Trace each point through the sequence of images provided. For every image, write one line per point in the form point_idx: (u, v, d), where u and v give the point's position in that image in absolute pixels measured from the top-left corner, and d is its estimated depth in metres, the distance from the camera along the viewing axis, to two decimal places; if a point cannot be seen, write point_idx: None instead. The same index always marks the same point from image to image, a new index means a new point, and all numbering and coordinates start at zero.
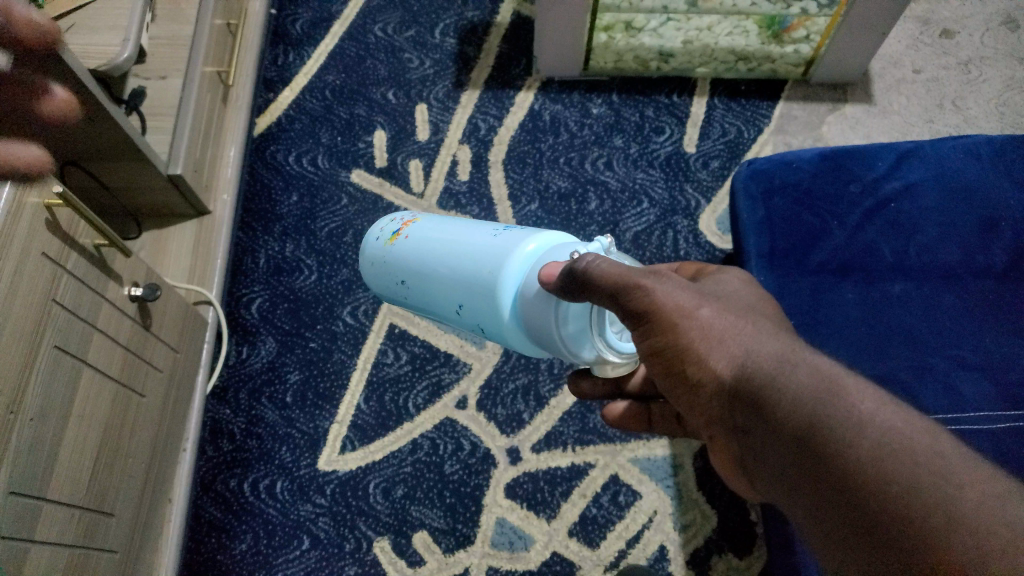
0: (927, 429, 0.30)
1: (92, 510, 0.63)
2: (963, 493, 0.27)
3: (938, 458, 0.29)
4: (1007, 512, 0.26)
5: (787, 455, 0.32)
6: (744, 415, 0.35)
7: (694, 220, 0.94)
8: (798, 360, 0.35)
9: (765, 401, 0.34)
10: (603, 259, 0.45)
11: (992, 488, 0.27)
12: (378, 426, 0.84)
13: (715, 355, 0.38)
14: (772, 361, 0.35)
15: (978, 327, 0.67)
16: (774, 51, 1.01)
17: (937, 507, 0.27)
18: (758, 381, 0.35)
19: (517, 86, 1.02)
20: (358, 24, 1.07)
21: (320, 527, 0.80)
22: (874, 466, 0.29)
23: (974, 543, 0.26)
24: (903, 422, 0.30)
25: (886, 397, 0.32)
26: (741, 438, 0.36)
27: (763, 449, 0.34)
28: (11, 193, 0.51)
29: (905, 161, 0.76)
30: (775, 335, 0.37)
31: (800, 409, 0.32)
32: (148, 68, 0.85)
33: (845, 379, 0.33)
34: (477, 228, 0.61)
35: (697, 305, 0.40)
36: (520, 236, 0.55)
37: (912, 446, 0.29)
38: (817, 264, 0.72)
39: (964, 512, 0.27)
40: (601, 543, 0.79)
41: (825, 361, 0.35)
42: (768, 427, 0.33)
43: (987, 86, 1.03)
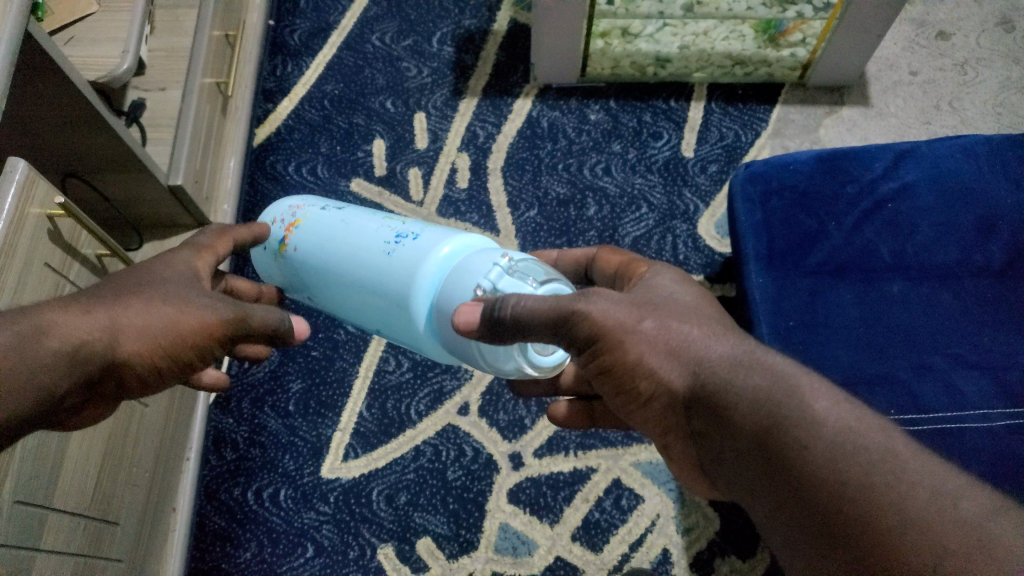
0: (881, 428, 0.36)
1: (98, 519, 0.64)
2: (916, 493, 0.32)
3: (892, 455, 0.34)
4: (959, 509, 0.32)
5: (748, 454, 0.38)
6: (703, 421, 0.41)
7: (693, 225, 0.95)
8: (753, 365, 0.40)
9: (722, 406, 0.40)
10: (525, 302, 0.41)
11: (943, 484, 0.33)
12: (380, 433, 0.85)
13: (670, 370, 0.43)
14: (727, 366, 0.41)
15: (977, 326, 0.67)
16: (771, 55, 1.02)
17: (893, 508, 0.32)
18: (711, 387, 0.41)
19: (515, 94, 1.03)
20: (356, 34, 1.07)
21: (323, 535, 0.80)
22: (830, 468, 0.34)
23: (931, 541, 0.31)
24: (857, 420, 0.36)
25: (840, 395, 0.38)
26: (706, 441, 0.42)
27: (732, 452, 0.40)
28: (12, 205, 0.51)
29: (901, 162, 0.76)
30: (727, 338, 0.43)
31: (757, 414, 0.38)
32: (148, 79, 0.87)
33: (801, 378, 0.39)
34: (367, 238, 0.55)
35: (639, 319, 0.44)
36: (415, 257, 0.50)
37: (863, 445, 0.35)
38: (815, 265, 0.72)
39: (916, 510, 0.32)
40: (604, 548, 0.79)
41: (782, 362, 0.40)
42: (727, 432, 0.39)
43: (984, 87, 1.03)
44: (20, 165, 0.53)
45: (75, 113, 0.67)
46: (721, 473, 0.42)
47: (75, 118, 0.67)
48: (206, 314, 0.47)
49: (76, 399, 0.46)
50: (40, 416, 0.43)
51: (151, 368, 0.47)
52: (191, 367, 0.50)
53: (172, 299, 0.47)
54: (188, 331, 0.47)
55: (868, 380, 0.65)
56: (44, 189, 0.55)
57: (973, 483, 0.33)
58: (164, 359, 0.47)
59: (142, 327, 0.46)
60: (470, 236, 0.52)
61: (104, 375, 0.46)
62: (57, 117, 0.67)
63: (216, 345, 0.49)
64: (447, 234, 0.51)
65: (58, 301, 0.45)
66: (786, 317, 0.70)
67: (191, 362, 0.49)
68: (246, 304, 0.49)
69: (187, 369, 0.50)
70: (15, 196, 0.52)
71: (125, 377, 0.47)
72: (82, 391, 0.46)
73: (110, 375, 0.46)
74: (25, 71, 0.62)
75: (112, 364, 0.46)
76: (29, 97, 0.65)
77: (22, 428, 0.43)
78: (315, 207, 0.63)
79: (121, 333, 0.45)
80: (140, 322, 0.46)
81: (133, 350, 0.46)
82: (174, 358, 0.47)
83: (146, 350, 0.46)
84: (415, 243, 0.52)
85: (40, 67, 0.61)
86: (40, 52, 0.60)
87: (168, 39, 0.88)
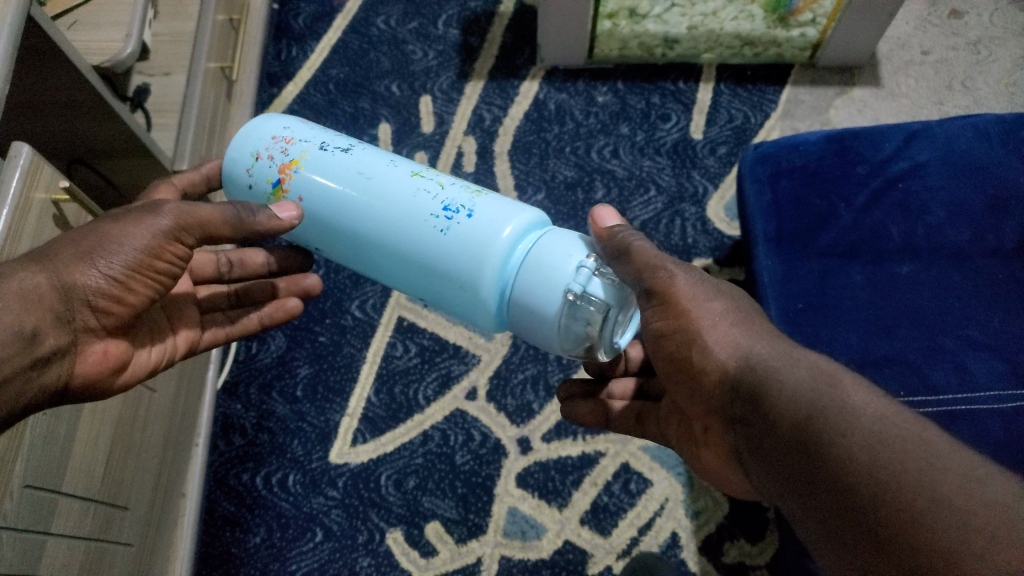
0: (915, 420, 0.36)
1: (107, 503, 0.64)
2: (944, 477, 0.32)
3: (925, 443, 0.34)
4: (981, 488, 0.32)
5: (782, 437, 0.39)
6: (746, 405, 0.43)
7: (702, 208, 0.94)
8: (796, 360, 0.42)
9: (766, 394, 0.41)
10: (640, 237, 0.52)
11: (970, 470, 0.33)
12: (389, 418, 0.84)
13: (720, 350, 0.46)
14: (776, 359, 0.42)
15: (988, 307, 0.66)
16: (780, 35, 1.00)
17: (923, 490, 0.32)
18: (761, 374, 0.42)
19: (522, 76, 1.02)
20: (360, 17, 1.06)
21: (333, 520, 0.81)
22: (863, 452, 0.35)
23: (957, 522, 0.31)
24: (892, 412, 0.36)
25: (871, 391, 0.38)
26: (743, 428, 0.43)
27: (764, 441, 0.41)
28: (18, 189, 0.51)
29: (913, 141, 0.74)
30: (775, 340, 0.45)
31: (799, 399, 0.39)
32: (151, 64, 0.86)
33: (841, 374, 0.39)
34: (410, 197, 0.54)
35: (708, 298, 0.49)
36: (504, 210, 0.53)
37: (897, 434, 0.35)
38: (825, 248, 0.71)
39: (947, 494, 0.32)
40: (613, 532, 0.79)
41: (823, 361, 0.41)
42: (766, 418, 0.40)
43: (998, 66, 1.01)
44: (24, 150, 0.52)
45: (81, 97, 0.66)
46: (757, 462, 0.42)
47: (80, 102, 0.67)
48: (138, 226, 0.50)
49: (60, 346, 0.47)
50: (23, 364, 0.45)
51: (111, 285, 0.49)
52: (154, 276, 0.51)
53: (99, 233, 0.49)
54: (112, 243, 0.49)
55: (875, 362, 0.65)
56: (48, 173, 0.55)
57: (992, 469, 0.33)
58: (121, 273, 0.49)
59: (79, 254, 0.48)
60: (527, 210, 0.53)
61: (70, 308, 0.47)
62: (61, 102, 0.67)
63: (164, 246, 0.51)
64: (510, 212, 0.52)
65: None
66: (793, 299, 0.69)
67: (149, 264, 0.50)
68: (172, 206, 0.51)
69: (154, 277, 0.51)
70: (20, 180, 0.52)
71: (91, 300, 0.48)
72: (57, 331, 0.47)
73: (76, 309, 0.48)
74: (29, 54, 0.61)
75: (68, 295, 0.47)
76: (34, 81, 0.64)
77: (12, 377, 0.44)
78: (312, 144, 0.59)
79: (59, 263, 0.47)
80: (72, 250, 0.48)
81: (82, 272, 0.47)
82: (129, 271, 0.49)
83: (92, 271, 0.48)
84: (473, 218, 0.53)
85: (43, 51, 0.60)
86: (43, 37, 0.59)
87: (170, 24, 0.87)
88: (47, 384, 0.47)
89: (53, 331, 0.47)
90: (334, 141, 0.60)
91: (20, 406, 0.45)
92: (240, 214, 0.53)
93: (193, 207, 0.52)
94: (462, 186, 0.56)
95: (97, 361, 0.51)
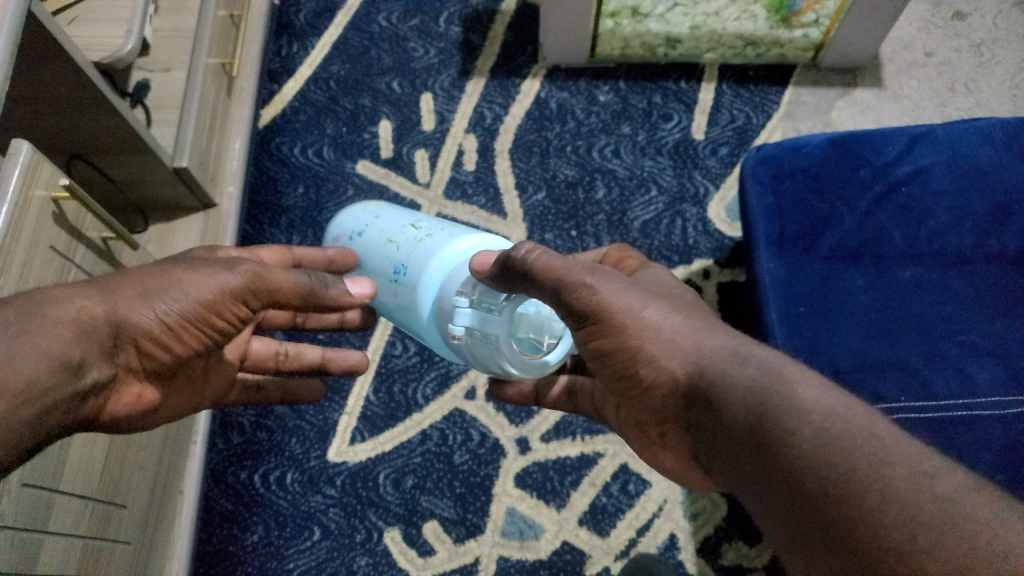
0: (867, 415, 0.34)
1: (105, 502, 0.64)
2: (894, 474, 0.31)
3: (875, 441, 0.32)
4: (933, 486, 0.30)
5: (736, 440, 0.36)
6: (700, 409, 0.40)
7: (703, 208, 0.94)
8: (748, 358, 0.39)
9: (715, 397, 0.38)
10: (538, 251, 0.47)
11: (919, 467, 0.31)
12: (388, 417, 0.84)
13: (665, 359, 0.43)
14: (724, 357, 0.40)
15: (990, 313, 0.66)
16: (783, 36, 1.00)
17: (874, 490, 0.30)
18: (707, 378, 0.40)
19: (523, 74, 1.02)
20: (362, 13, 1.06)
21: (330, 518, 0.80)
22: (814, 451, 0.33)
23: (906, 521, 0.29)
24: (844, 409, 0.35)
25: (830, 390, 0.36)
26: (700, 432, 0.41)
27: (719, 442, 0.38)
28: (18, 187, 0.51)
29: (916, 145, 0.74)
30: (720, 334, 0.43)
31: (750, 399, 0.36)
32: (152, 60, 0.86)
33: (793, 371, 0.37)
34: (381, 264, 0.61)
35: (643, 307, 0.45)
36: (425, 255, 0.56)
37: (849, 432, 0.33)
38: (827, 252, 0.71)
39: (899, 493, 0.30)
40: (612, 533, 0.79)
41: (773, 355, 0.39)
42: (718, 420, 0.38)
43: (1000, 69, 1.01)
44: (24, 147, 0.52)
45: (80, 92, 0.66)
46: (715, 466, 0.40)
47: (79, 97, 0.67)
48: (205, 276, 0.50)
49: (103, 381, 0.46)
50: (65, 395, 0.42)
51: (163, 328, 0.48)
52: (204, 330, 0.51)
53: (165, 275, 0.49)
54: (182, 288, 0.49)
55: (878, 366, 0.65)
56: (48, 170, 0.54)
57: None
58: (176, 320, 0.49)
59: (138, 291, 0.47)
60: (464, 245, 0.56)
61: (118, 342, 0.46)
62: (60, 99, 0.67)
63: (229, 302, 0.51)
64: (425, 259, 0.56)
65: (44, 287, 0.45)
66: (794, 303, 0.69)
67: (210, 317, 0.51)
68: (249, 264, 0.53)
69: (207, 330, 0.51)
70: (20, 178, 0.51)
71: (139, 339, 0.48)
72: (101, 363, 0.45)
73: (124, 343, 0.47)
74: (29, 52, 0.61)
75: (119, 330, 0.46)
76: (35, 81, 0.64)
77: (55, 405, 0.41)
78: (344, 236, 0.68)
79: (118, 297, 0.46)
80: (134, 286, 0.47)
81: (139, 310, 0.47)
82: (183, 319, 0.49)
83: (149, 310, 0.47)
84: (408, 274, 0.57)
85: (43, 47, 0.60)
86: (43, 33, 0.59)
87: (171, 19, 0.87)
88: (82, 416, 0.46)
89: (98, 364, 0.45)
90: (357, 222, 0.67)
91: (57, 435, 0.43)
92: (310, 285, 0.56)
93: (264, 269, 0.53)
94: (414, 235, 0.59)
95: (120, 400, 0.50)
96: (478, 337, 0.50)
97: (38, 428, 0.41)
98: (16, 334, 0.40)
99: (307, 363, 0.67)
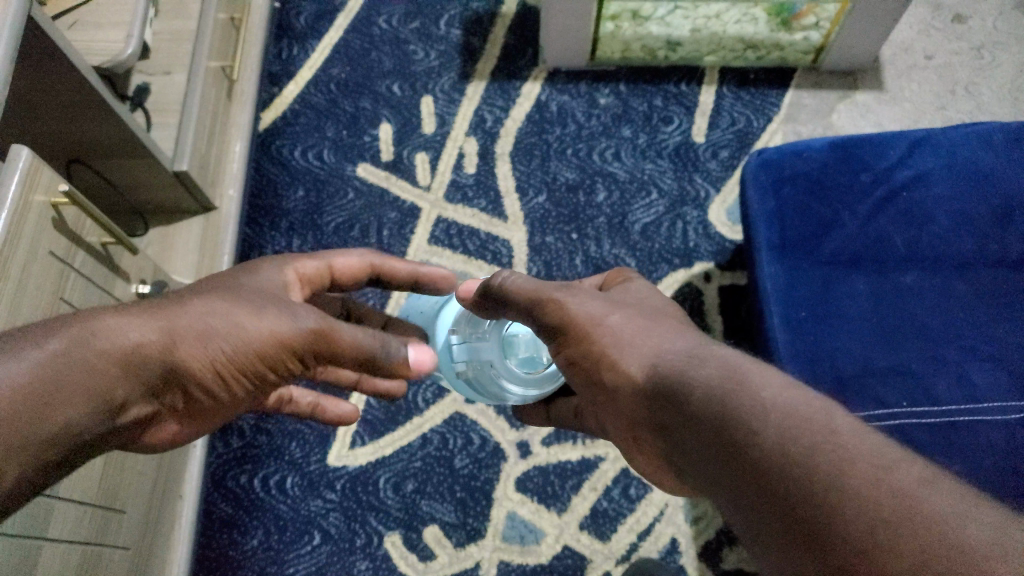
0: (826, 409, 0.33)
1: (104, 508, 0.63)
2: (853, 467, 0.29)
3: (833, 434, 0.31)
4: (891, 478, 0.28)
5: (703, 443, 0.34)
6: (663, 409, 0.38)
7: (704, 211, 0.94)
8: (707, 359, 0.38)
9: (680, 398, 0.37)
10: (513, 273, 0.53)
11: (879, 458, 0.29)
12: (388, 421, 0.84)
13: (629, 361, 0.42)
14: (684, 358, 0.39)
15: (991, 317, 0.66)
16: (783, 40, 1.00)
17: (834, 484, 0.28)
18: (671, 381, 0.38)
19: (524, 77, 1.01)
20: (362, 16, 1.05)
21: (331, 523, 0.80)
22: (775, 446, 0.31)
23: (866, 515, 0.27)
24: (804, 404, 0.33)
25: (789, 383, 0.35)
26: (664, 435, 0.38)
27: (687, 444, 0.36)
28: (17, 193, 0.51)
29: (917, 149, 0.74)
30: (687, 337, 0.42)
31: (711, 402, 0.35)
32: (152, 63, 0.85)
33: (750, 369, 0.36)
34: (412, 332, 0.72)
35: (606, 314, 0.46)
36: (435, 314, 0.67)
37: (808, 427, 0.31)
38: (828, 256, 0.71)
39: (857, 487, 0.28)
40: (612, 537, 0.79)
41: (734, 355, 0.38)
42: (686, 421, 0.36)
43: (1000, 72, 1.01)
44: (23, 153, 0.52)
45: (78, 95, 0.66)
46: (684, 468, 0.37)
47: (77, 100, 0.66)
48: (273, 325, 0.48)
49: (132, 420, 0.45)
50: (96, 432, 0.42)
51: (213, 373, 0.46)
52: (255, 380, 0.50)
53: (229, 316, 0.46)
54: (244, 337, 0.46)
55: (880, 372, 0.65)
56: (47, 176, 0.54)
57: None
58: (227, 368, 0.47)
59: (198, 332, 0.45)
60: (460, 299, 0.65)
61: (166, 381, 0.45)
62: (59, 102, 0.66)
63: (286, 357, 0.49)
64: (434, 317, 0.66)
65: (107, 307, 0.43)
66: (795, 309, 0.69)
67: (264, 368, 0.49)
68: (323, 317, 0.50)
69: (256, 377, 0.49)
70: (19, 184, 0.51)
71: (189, 379, 0.46)
72: (144, 400, 0.45)
73: (172, 382, 0.46)
74: (27, 56, 0.60)
75: (170, 370, 0.45)
76: (32, 85, 0.64)
77: (81, 446, 0.41)
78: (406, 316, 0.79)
79: (179, 338, 0.44)
80: (196, 326, 0.45)
81: (193, 354, 0.45)
82: (234, 367, 0.47)
83: (203, 356, 0.45)
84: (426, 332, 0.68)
85: (43, 51, 0.60)
86: (42, 38, 0.58)
87: (170, 23, 0.86)
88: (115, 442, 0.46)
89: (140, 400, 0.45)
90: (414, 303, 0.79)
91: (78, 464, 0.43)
92: (375, 349, 0.53)
93: (334, 325, 0.51)
94: (436, 301, 0.70)
95: (145, 436, 0.50)
96: (476, 366, 0.59)
97: (47, 465, 0.40)
98: (62, 372, 0.39)
99: (341, 379, 0.69)
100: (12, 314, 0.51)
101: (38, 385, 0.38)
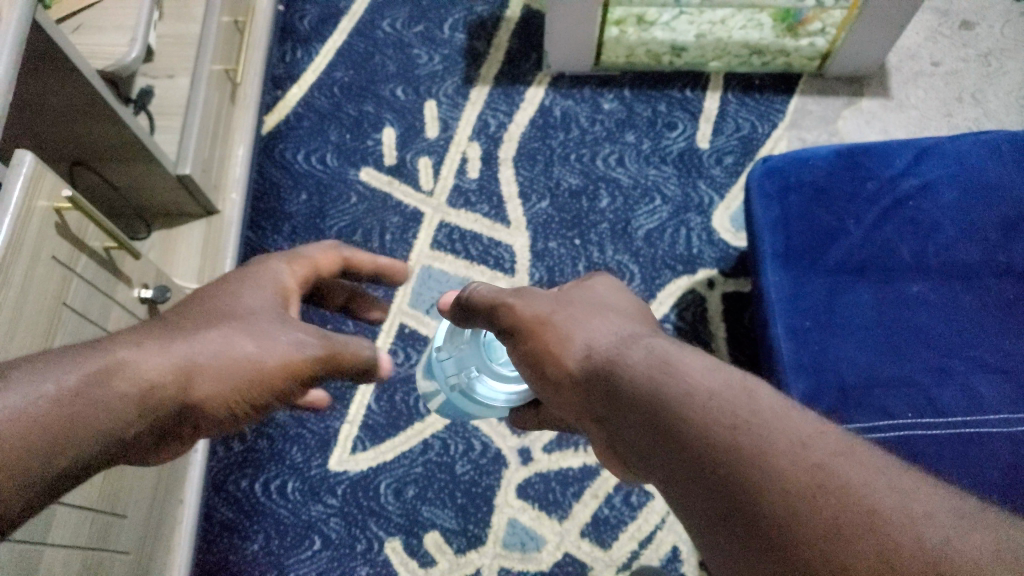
0: (753, 397, 0.35)
1: (104, 513, 0.63)
2: (788, 463, 0.32)
3: (764, 426, 0.33)
4: (821, 467, 0.32)
5: (647, 440, 0.36)
6: (603, 405, 0.40)
7: (707, 218, 0.93)
8: (638, 351, 0.40)
9: (618, 392, 0.39)
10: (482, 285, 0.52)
11: (808, 450, 0.32)
12: (389, 426, 0.83)
13: (569, 356, 0.43)
14: (615, 351, 0.41)
15: (997, 328, 0.65)
16: (789, 45, 0.99)
17: (776, 483, 0.31)
18: (605, 374, 0.40)
19: (528, 82, 1.01)
20: (366, 20, 1.05)
21: (331, 528, 0.80)
22: (716, 445, 0.33)
23: (803, 512, 0.30)
24: (730, 394, 0.35)
25: (717, 373, 0.37)
26: (606, 426, 0.40)
27: (626, 436, 0.38)
28: (20, 199, 0.51)
29: (924, 158, 0.74)
30: (625, 329, 0.44)
31: (649, 397, 0.37)
32: (156, 66, 0.85)
33: (680, 363, 0.38)
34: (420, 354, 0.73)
35: (551, 313, 0.46)
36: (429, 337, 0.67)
37: (743, 422, 0.34)
38: (833, 265, 0.70)
39: (796, 483, 0.31)
40: (613, 545, 0.78)
41: (662, 345, 0.40)
42: (625, 415, 0.38)
43: (1007, 79, 1.01)
44: (26, 158, 0.52)
45: (82, 100, 0.66)
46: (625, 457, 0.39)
47: (81, 105, 0.66)
48: (285, 358, 0.46)
49: (151, 442, 0.46)
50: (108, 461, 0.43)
51: (226, 405, 0.46)
52: (274, 406, 0.49)
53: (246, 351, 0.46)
54: (256, 372, 0.46)
55: (885, 382, 0.64)
56: (51, 181, 0.54)
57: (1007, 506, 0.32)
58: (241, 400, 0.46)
59: (210, 368, 0.45)
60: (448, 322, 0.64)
61: (181, 413, 0.46)
62: (62, 105, 0.66)
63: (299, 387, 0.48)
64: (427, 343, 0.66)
65: (122, 340, 0.44)
66: (798, 319, 0.69)
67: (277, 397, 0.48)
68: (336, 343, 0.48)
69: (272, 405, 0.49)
70: (22, 189, 0.51)
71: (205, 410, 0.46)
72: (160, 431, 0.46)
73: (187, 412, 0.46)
74: (31, 59, 0.60)
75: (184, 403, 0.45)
76: (36, 87, 0.63)
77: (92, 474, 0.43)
78: None
79: (191, 373, 0.44)
80: (209, 363, 0.45)
81: (205, 388, 0.45)
82: (247, 399, 0.47)
83: (217, 389, 0.45)
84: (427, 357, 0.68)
85: (47, 54, 0.60)
86: (46, 41, 0.58)
87: (175, 26, 0.86)
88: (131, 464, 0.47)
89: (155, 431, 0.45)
90: None
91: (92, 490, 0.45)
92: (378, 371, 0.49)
93: (345, 352, 0.48)
94: None
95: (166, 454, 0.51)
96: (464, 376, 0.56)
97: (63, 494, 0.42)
98: (75, 409, 0.40)
99: None
100: (14, 318, 0.50)
101: (53, 421, 0.40)
